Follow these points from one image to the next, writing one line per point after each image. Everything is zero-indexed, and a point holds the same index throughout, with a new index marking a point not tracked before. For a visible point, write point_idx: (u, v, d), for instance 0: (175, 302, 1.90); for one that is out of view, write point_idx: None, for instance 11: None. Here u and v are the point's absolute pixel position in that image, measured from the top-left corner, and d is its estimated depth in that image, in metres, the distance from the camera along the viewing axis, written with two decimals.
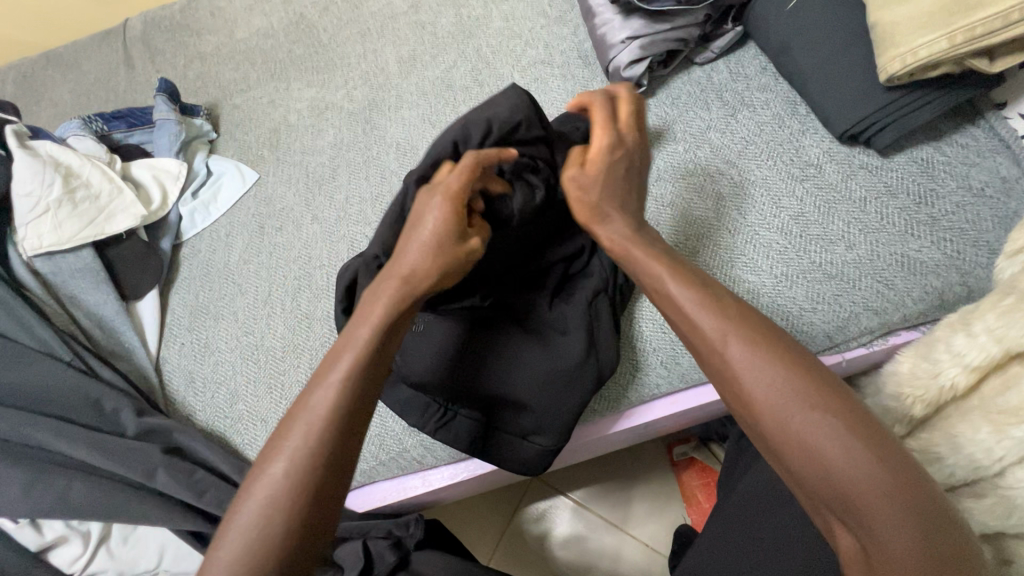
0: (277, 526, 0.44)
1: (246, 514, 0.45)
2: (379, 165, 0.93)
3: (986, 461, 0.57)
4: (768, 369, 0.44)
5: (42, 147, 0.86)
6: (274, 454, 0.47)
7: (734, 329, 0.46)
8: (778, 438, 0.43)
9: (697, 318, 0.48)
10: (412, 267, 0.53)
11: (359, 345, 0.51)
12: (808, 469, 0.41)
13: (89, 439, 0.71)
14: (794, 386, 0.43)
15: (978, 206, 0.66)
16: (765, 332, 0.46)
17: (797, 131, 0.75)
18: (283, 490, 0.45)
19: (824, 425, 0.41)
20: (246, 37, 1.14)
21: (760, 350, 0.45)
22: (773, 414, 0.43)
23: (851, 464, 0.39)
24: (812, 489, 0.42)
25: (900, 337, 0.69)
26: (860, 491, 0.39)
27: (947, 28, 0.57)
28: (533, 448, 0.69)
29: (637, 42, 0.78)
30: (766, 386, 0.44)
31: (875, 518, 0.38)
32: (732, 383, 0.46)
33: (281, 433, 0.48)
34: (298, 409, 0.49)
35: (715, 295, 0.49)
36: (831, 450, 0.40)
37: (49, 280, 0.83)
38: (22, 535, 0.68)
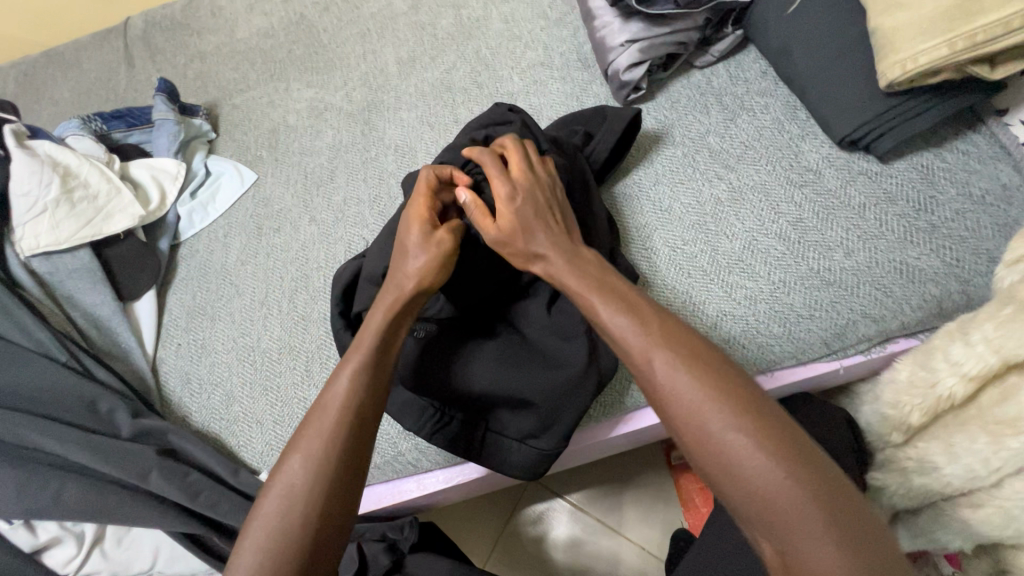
0: (295, 527, 0.48)
1: (267, 517, 0.49)
2: (377, 167, 0.93)
3: (983, 470, 0.58)
4: (690, 386, 0.45)
5: (40, 146, 0.86)
6: (291, 453, 0.52)
7: (659, 346, 0.48)
8: (704, 455, 0.44)
9: (626, 336, 0.49)
10: (402, 270, 0.60)
11: (364, 348, 0.57)
12: (733, 486, 0.42)
13: (83, 440, 0.71)
14: (716, 403, 0.44)
15: (979, 214, 0.66)
16: (688, 349, 0.48)
17: (797, 136, 0.75)
18: (301, 491, 0.49)
19: (742, 441, 0.42)
20: (246, 37, 1.13)
21: (683, 368, 0.46)
22: (698, 431, 0.44)
23: (771, 477, 0.41)
24: (735, 503, 0.43)
25: (898, 344, 0.68)
26: (781, 505, 0.40)
27: (948, 34, 0.56)
28: (531, 453, 0.67)
29: (636, 45, 0.78)
30: (690, 403, 0.45)
31: (795, 531, 0.40)
32: (657, 401, 0.47)
33: (297, 439, 0.53)
34: (314, 410, 0.54)
35: (642, 314, 0.50)
36: (752, 466, 0.42)
37: (46, 280, 0.83)
38: (16, 536, 0.68)
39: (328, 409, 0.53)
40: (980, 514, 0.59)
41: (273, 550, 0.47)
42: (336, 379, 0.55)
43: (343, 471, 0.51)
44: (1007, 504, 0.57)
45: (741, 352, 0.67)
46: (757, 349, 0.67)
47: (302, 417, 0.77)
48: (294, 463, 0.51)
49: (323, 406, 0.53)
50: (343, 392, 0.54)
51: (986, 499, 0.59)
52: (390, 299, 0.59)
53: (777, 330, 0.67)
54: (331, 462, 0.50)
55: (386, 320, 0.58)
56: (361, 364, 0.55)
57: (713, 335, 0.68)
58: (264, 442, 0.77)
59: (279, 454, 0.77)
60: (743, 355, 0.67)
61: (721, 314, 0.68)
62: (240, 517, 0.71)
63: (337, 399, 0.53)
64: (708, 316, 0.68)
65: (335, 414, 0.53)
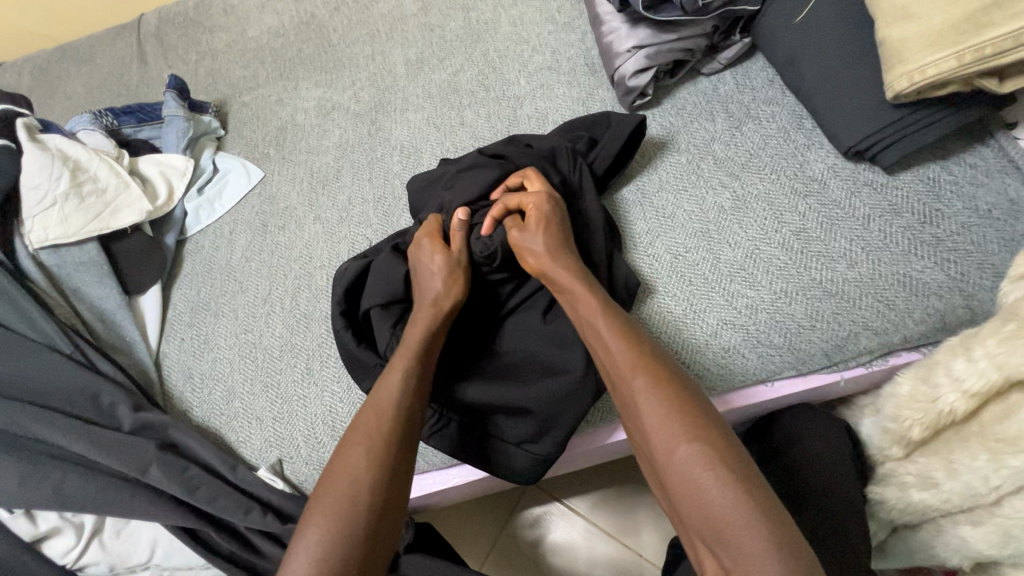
0: (360, 513, 0.53)
1: (330, 507, 0.53)
2: (383, 167, 0.93)
3: (983, 488, 0.57)
4: (662, 402, 0.51)
5: (52, 141, 0.87)
6: (352, 450, 0.56)
7: (644, 365, 0.54)
8: (665, 463, 0.49)
9: (614, 351, 0.56)
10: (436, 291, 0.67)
11: (410, 349, 0.63)
12: (689, 495, 0.47)
13: (85, 432, 0.72)
14: (683, 418, 0.50)
15: (984, 228, 0.65)
16: (669, 373, 0.53)
17: (802, 146, 0.75)
18: (365, 480, 0.54)
19: (699, 457, 0.47)
20: (258, 35, 1.14)
21: (660, 385, 0.52)
22: (663, 441, 0.49)
23: (721, 491, 0.45)
24: (689, 516, 0.47)
25: (900, 358, 0.67)
26: (730, 518, 0.44)
27: (956, 46, 0.56)
28: (527, 458, 0.67)
29: (643, 51, 0.78)
30: (659, 417, 0.50)
31: (736, 546, 0.43)
32: (633, 411, 0.53)
33: (353, 437, 0.58)
34: (369, 408, 0.59)
35: (632, 335, 0.57)
36: (706, 479, 0.46)
37: (54, 272, 0.84)
38: (17, 526, 0.69)
39: (384, 408, 0.59)
40: (979, 532, 0.59)
41: (340, 534, 0.51)
42: (388, 380, 0.61)
43: (398, 462, 0.57)
44: (1006, 522, 0.57)
45: (741, 361, 0.66)
46: (756, 359, 0.66)
47: (301, 415, 0.78)
48: (358, 457, 0.56)
49: (379, 406, 0.59)
50: (399, 390, 0.60)
51: (986, 516, 0.59)
52: (425, 312, 0.65)
53: (777, 340, 0.66)
54: (392, 455, 0.56)
55: (425, 329, 0.64)
56: (412, 366, 0.61)
57: (713, 345, 0.67)
58: (262, 439, 0.78)
59: (277, 451, 0.77)
60: (742, 365, 0.66)
61: (722, 323, 0.68)
62: (237, 513, 0.71)
63: (390, 399, 0.59)
64: (708, 324, 0.68)
65: (390, 412, 0.58)
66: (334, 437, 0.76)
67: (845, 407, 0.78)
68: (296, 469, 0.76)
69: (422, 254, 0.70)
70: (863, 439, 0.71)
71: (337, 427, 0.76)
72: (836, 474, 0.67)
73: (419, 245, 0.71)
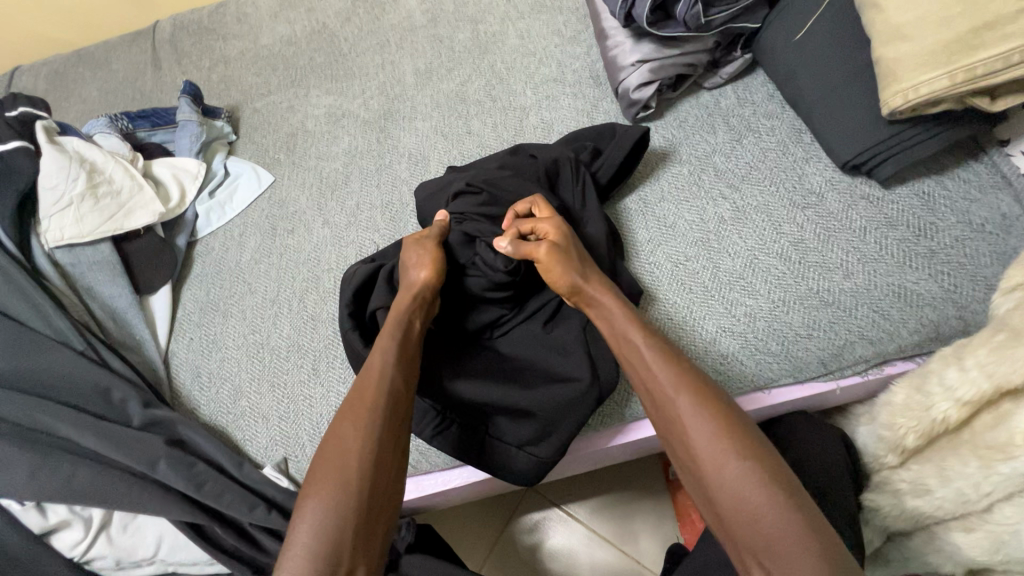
0: (353, 484, 0.55)
1: (324, 476, 0.55)
2: (391, 173, 0.96)
3: (974, 495, 0.58)
4: (708, 422, 0.51)
5: (69, 143, 0.89)
6: (343, 423, 0.59)
7: (685, 382, 0.54)
8: (715, 482, 0.49)
9: (655, 369, 0.56)
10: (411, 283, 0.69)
11: (392, 328, 0.65)
12: (738, 512, 0.48)
13: (96, 427, 0.73)
14: (731, 438, 0.50)
15: (977, 241, 0.67)
16: (711, 390, 0.54)
17: (800, 159, 0.77)
18: (354, 448, 0.57)
19: (749, 475, 0.48)
20: (270, 44, 1.17)
21: (704, 404, 0.52)
22: (712, 460, 0.50)
23: (774, 510, 0.46)
24: (737, 531, 0.48)
25: (895, 367, 0.69)
26: (777, 535, 0.46)
27: (948, 66, 0.58)
28: (529, 461, 0.68)
29: (646, 65, 0.80)
30: (707, 437, 0.51)
31: (789, 565, 0.44)
32: (678, 431, 0.53)
33: (342, 411, 0.60)
34: (358, 382, 0.62)
35: (671, 351, 0.57)
36: (758, 497, 0.47)
37: (68, 270, 0.86)
38: (27, 518, 0.69)
39: (367, 384, 0.61)
40: (971, 538, 0.60)
41: (335, 498, 0.54)
42: (371, 357, 0.63)
43: (385, 430, 0.58)
44: (997, 529, 0.58)
45: (739, 367, 0.68)
46: (754, 365, 0.68)
47: (307, 415, 0.79)
48: (345, 431, 0.58)
49: (361, 384, 0.61)
50: (379, 365, 0.62)
51: (978, 523, 0.60)
52: (404, 298, 0.67)
53: (774, 347, 0.68)
54: (376, 428, 0.58)
55: (400, 312, 0.66)
56: (390, 342, 0.64)
57: (711, 351, 0.69)
58: (268, 437, 0.79)
59: (283, 449, 0.78)
60: (740, 371, 0.68)
61: (720, 330, 0.69)
62: (242, 509, 0.72)
63: (370, 376, 0.61)
64: (707, 331, 0.70)
65: (373, 388, 0.60)
66: None
67: (842, 416, 0.80)
68: (301, 468, 0.77)
69: (406, 253, 0.72)
70: (859, 447, 0.72)
71: None
72: (831, 480, 0.68)
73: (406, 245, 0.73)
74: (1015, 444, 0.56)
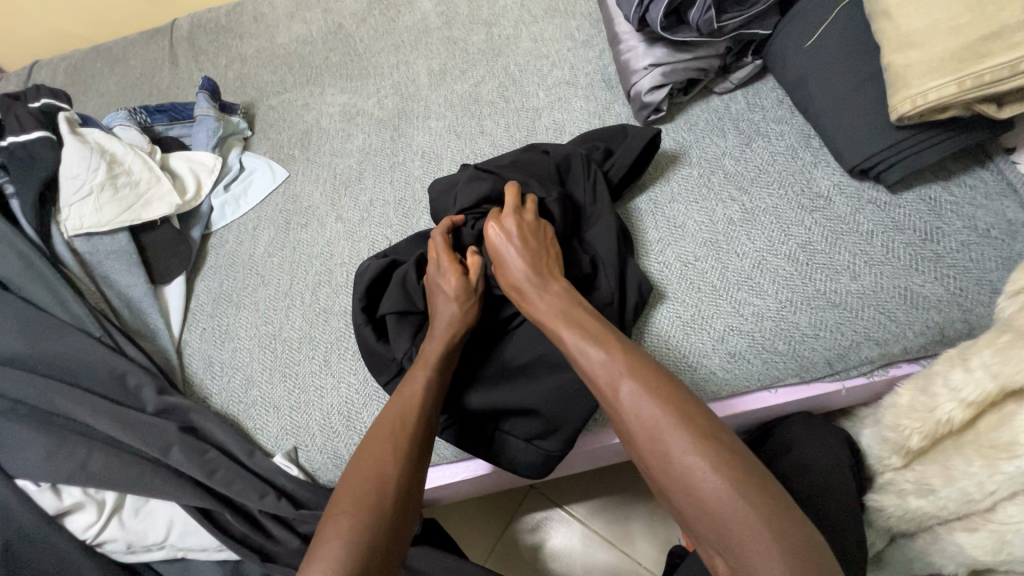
0: (387, 507, 0.56)
1: (359, 495, 0.57)
2: (404, 171, 0.97)
3: (978, 494, 0.59)
4: (649, 414, 0.51)
5: (91, 134, 0.91)
6: (378, 446, 0.60)
7: (625, 376, 0.53)
8: (664, 478, 0.49)
9: (594, 368, 0.55)
10: (449, 320, 0.69)
11: (431, 360, 0.67)
12: (689, 504, 0.47)
13: (111, 412, 0.75)
14: (675, 428, 0.49)
15: (982, 246, 0.68)
16: (655, 381, 0.53)
17: (809, 163, 0.78)
18: (392, 473, 0.58)
19: (696, 465, 0.47)
20: (286, 43, 1.19)
21: (647, 399, 0.51)
22: (656, 456, 0.49)
23: (722, 497, 0.45)
24: (694, 522, 0.47)
25: (900, 369, 0.70)
26: (730, 525, 0.45)
27: (956, 73, 0.59)
28: (536, 454, 0.69)
29: (659, 69, 0.82)
30: (650, 430, 0.50)
31: (743, 552, 0.44)
32: (624, 427, 0.52)
33: (377, 435, 0.62)
34: (394, 406, 0.64)
35: (610, 346, 0.56)
36: (706, 487, 0.46)
37: (86, 258, 0.87)
38: (42, 499, 0.70)
39: (408, 413, 0.63)
40: (974, 538, 0.61)
41: (370, 516, 0.55)
42: (413, 387, 0.65)
43: (418, 459, 0.61)
44: (1001, 528, 0.59)
45: (745, 366, 0.69)
46: (761, 364, 0.69)
47: (317, 405, 0.80)
48: (384, 453, 0.60)
49: (401, 411, 0.63)
50: (420, 400, 0.64)
51: (982, 523, 0.61)
52: (440, 340, 0.68)
53: (782, 346, 0.69)
54: (416, 456, 0.61)
55: (444, 344, 0.68)
56: (433, 377, 0.66)
57: (719, 349, 0.70)
58: (279, 427, 0.80)
59: (293, 439, 0.79)
60: (747, 369, 0.69)
61: (728, 329, 0.70)
62: (252, 496, 0.73)
63: (412, 407, 0.63)
64: (715, 329, 0.71)
65: (410, 416, 0.62)
66: (349, 427, 0.78)
67: (845, 418, 0.81)
68: (310, 457, 0.78)
69: (439, 276, 0.71)
70: (863, 448, 0.73)
71: (352, 417, 0.79)
72: (834, 478, 0.69)
73: (436, 266, 0.72)
74: (1018, 444, 0.57)
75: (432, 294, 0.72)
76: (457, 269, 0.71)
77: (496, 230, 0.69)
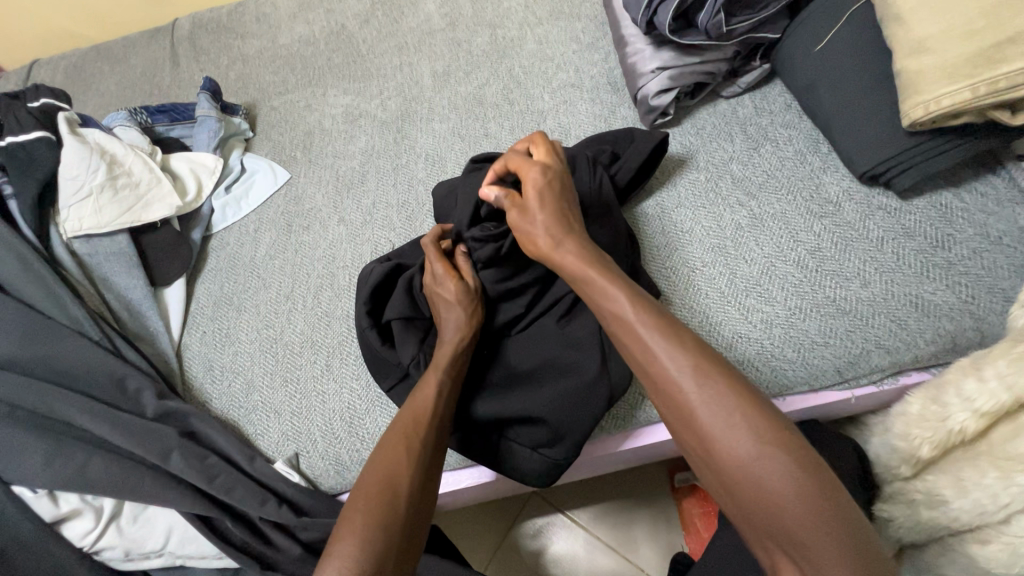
0: (399, 508, 0.55)
1: (370, 497, 0.56)
2: (408, 173, 0.96)
3: (991, 506, 0.58)
4: (720, 404, 0.49)
5: (90, 134, 0.90)
6: (391, 448, 0.60)
7: (695, 364, 0.52)
8: (733, 469, 0.48)
9: (659, 352, 0.53)
10: (452, 325, 0.68)
11: (442, 363, 0.66)
12: (760, 499, 0.46)
13: (110, 417, 0.74)
14: (747, 424, 0.48)
15: (994, 254, 0.67)
16: (723, 371, 0.51)
17: (818, 169, 0.77)
18: (404, 475, 0.57)
19: (771, 461, 0.46)
20: (289, 44, 1.19)
21: (719, 394, 0.50)
22: (726, 447, 0.48)
23: (796, 495, 0.45)
24: (760, 518, 0.46)
25: (910, 377, 0.69)
26: (801, 523, 0.44)
27: (970, 79, 0.59)
28: (542, 462, 0.68)
29: (666, 72, 0.81)
30: (722, 421, 0.49)
31: (815, 553, 0.43)
32: (687, 416, 0.51)
33: (390, 437, 0.61)
34: (407, 408, 0.63)
35: (673, 331, 0.54)
36: (780, 484, 0.46)
37: (85, 260, 0.86)
38: (39, 505, 0.69)
39: (419, 416, 0.62)
40: (986, 550, 0.60)
41: (382, 518, 0.54)
42: (423, 390, 0.64)
43: (431, 462, 0.60)
44: (1015, 541, 0.57)
45: (754, 374, 0.68)
46: (770, 372, 0.68)
47: (319, 410, 0.79)
48: (397, 455, 0.59)
49: (414, 414, 0.62)
50: (432, 403, 0.63)
51: (994, 535, 0.59)
52: (446, 347, 0.67)
53: (791, 354, 0.68)
54: (428, 459, 0.60)
55: (449, 348, 0.67)
56: (444, 380, 0.65)
57: (727, 356, 0.69)
58: (280, 432, 0.79)
59: (294, 444, 0.78)
60: (756, 377, 0.68)
61: (737, 335, 0.70)
62: (252, 502, 0.72)
63: (424, 410, 0.62)
64: (724, 336, 0.70)
65: (424, 417, 0.62)
66: (351, 433, 0.77)
67: (853, 426, 0.80)
68: (311, 463, 0.77)
69: (438, 284, 0.70)
70: (871, 457, 0.72)
71: (354, 423, 0.77)
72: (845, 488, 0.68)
73: (432, 274, 0.71)
74: None
75: (433, 302, 0.71)
76: (453, 274, 0.70)
77: (545, 173, 0.68)
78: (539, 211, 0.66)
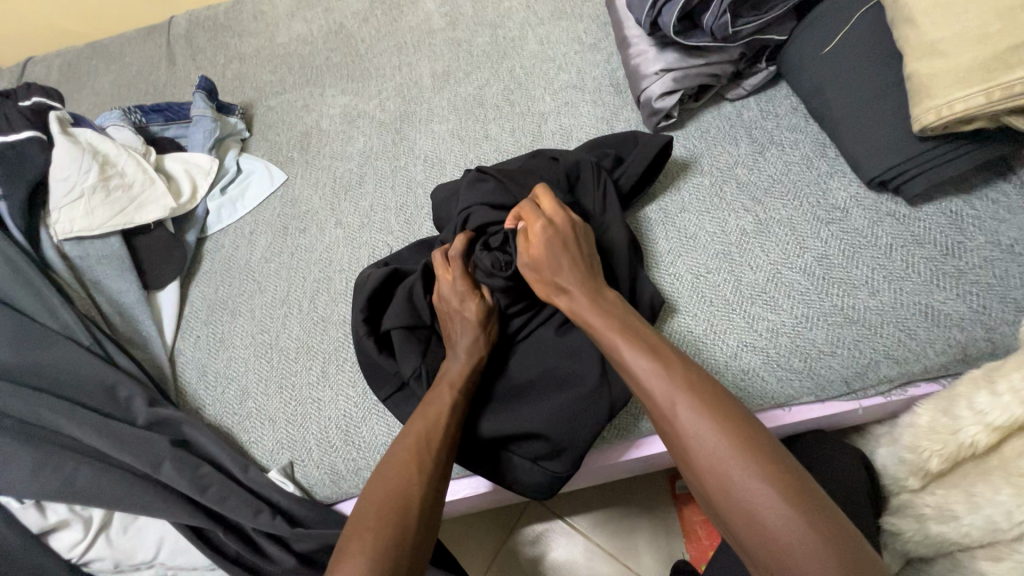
0: (412, 525, 0.54)
1: (382, 514, 0.54)
2: (406, 175, 0.95)
3: (1005, 523, 0.57)
4: (709, 435, 0.48)
5: (83, 134, 0.88)
6: (401, 462, 0.58)
7: (685, 395, 0.51)
8: (723, 501, 0.47)
9: (652, 384, 0.53)
10: (471, 343, 0.66)
11: (453, 376, 0.65)
12: (753, 531, 0.45)
13: (101, 425, 0.72)
14: (737, 455, 0.47)
15: (1007, 262, 0.65)
16: (713, 400, 0.50)
17: (825, 173, 0.76)
18: (416, 491, 0.56)
19: (761, 492, 0.45)
20: (287, 42, 1.17)
21: (712, 431, 0.48)
22: (717, 480, 0.47)
23: (789, 534, 0.43)
24: (754, 550, 0.45)
25: (919, 389, 0.68)
26: (795, 553, 0.43)
27: (984, 84, 0.57)
28: (542, 475, 0.67)
29: (670, 74, 0.79)
30: (712, 453, 0.48)
31: None
32: (683, 455, 0.50)
33: (399, 450, 0.59)
34: (417, 420, 0.62)
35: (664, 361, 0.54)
36: (769, 516, 0.44)
37: (76, 263, 0.84)
38: (26, 516, 0.67)
39: (432, 430, 0.60)
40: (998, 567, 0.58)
41: (395, 536, 0.53)
42: (433, 404, 0.62)
43: (442, 477, 0.59)
44: None
45: (760, 383, 0.67)
46: (776, 382, 0.67)
47: (315, 418, 0.78)
48: (408, 470, 0.57)
49: (428, 429, 0.60)
50: (445, 416, 0.61)
51: (1007, 552, 0.58)
52: (461, 363, 0.65)
53: (798, 363, 0.66)
54: (439, 474, 0.58)
55: (467, 365, 0.65)
56: (456, 396, 0.63)
57: (732, 365, 0.67)
58: (275, 440, 0.77)
59: (289, 453, 0.77)
60: (761, 387, 0.67)
61: (742, 344, 0.68)
62: (246, 513, 0.70)
63: (437, 423, 0.61)
64: (729, 345, 0.68)
65: (437, 431, 0.61)
66: (347, 442, 0.75)
67: (858, 435, 0.78)
68: (306, 472, 0.76)
69: (457, 301, 0.68)
70: (878, 469, 0.71)
71: (350, 432, 0.76)
72: (851, 500, 0.67)
73: (452, 291, 0.68)
74: None
75: (451, 319, 0.69)
76: (474, 292, 0.68)
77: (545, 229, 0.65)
78: (541, 263, 0.64)
